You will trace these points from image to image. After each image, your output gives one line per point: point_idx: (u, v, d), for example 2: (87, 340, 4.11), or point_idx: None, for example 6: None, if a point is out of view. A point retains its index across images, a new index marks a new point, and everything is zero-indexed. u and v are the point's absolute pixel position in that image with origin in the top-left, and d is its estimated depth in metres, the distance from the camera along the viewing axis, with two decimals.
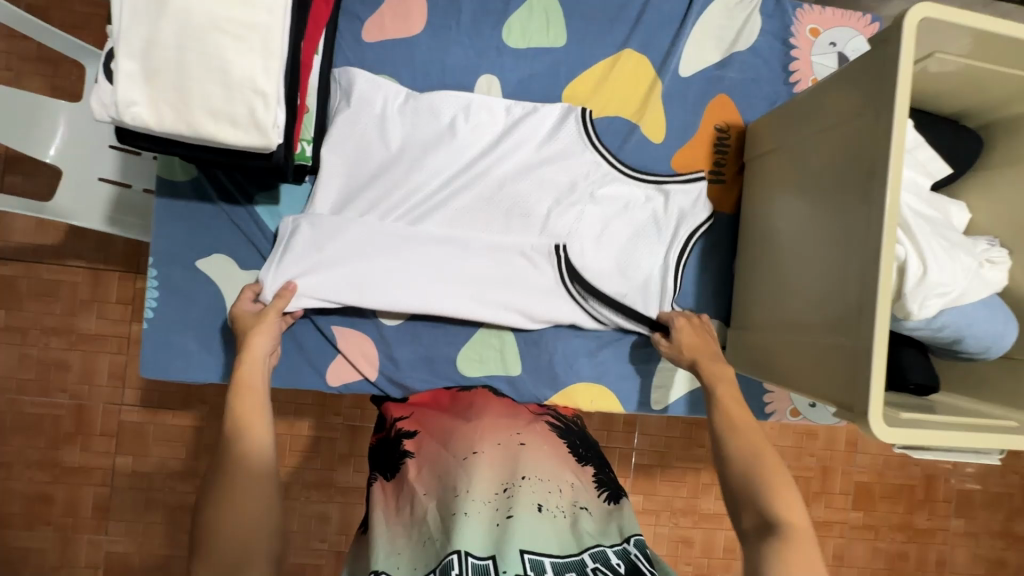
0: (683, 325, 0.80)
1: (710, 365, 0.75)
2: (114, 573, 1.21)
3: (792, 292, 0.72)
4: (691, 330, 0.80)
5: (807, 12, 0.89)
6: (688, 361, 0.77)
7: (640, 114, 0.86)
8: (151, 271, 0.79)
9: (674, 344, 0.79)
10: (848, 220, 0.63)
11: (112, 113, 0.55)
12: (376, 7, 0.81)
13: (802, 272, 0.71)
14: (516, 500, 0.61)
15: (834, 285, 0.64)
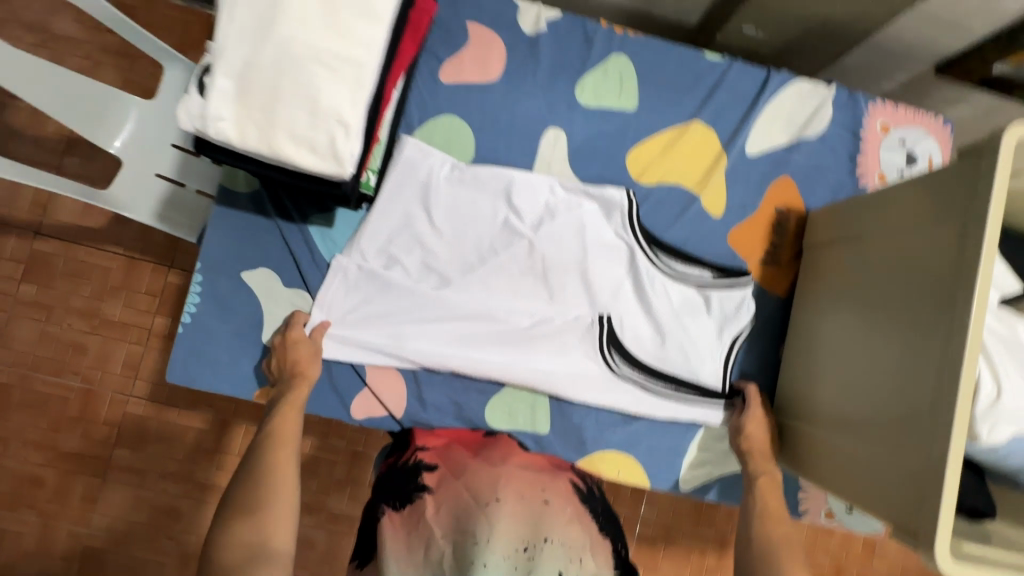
0: (757, 417, 0.78)
1: (762, 465, 0.76)
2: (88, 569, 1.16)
3: (842, 399, 0.69)
4: (763, 425, 0.78)
5: (879, 107, 0.88)
6: (740, 447, 0.77)
7: (703, 186, 0.85)
8: (197, 276, 0.78)
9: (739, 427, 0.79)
10: (917, 331, 0.61)
11: (200, 125, 0.56)
12: (457, 50, 0.83)
13: (855, 373, 0.68)
14: (538, 563, 0.57)
15: (896, 395, 0.62)
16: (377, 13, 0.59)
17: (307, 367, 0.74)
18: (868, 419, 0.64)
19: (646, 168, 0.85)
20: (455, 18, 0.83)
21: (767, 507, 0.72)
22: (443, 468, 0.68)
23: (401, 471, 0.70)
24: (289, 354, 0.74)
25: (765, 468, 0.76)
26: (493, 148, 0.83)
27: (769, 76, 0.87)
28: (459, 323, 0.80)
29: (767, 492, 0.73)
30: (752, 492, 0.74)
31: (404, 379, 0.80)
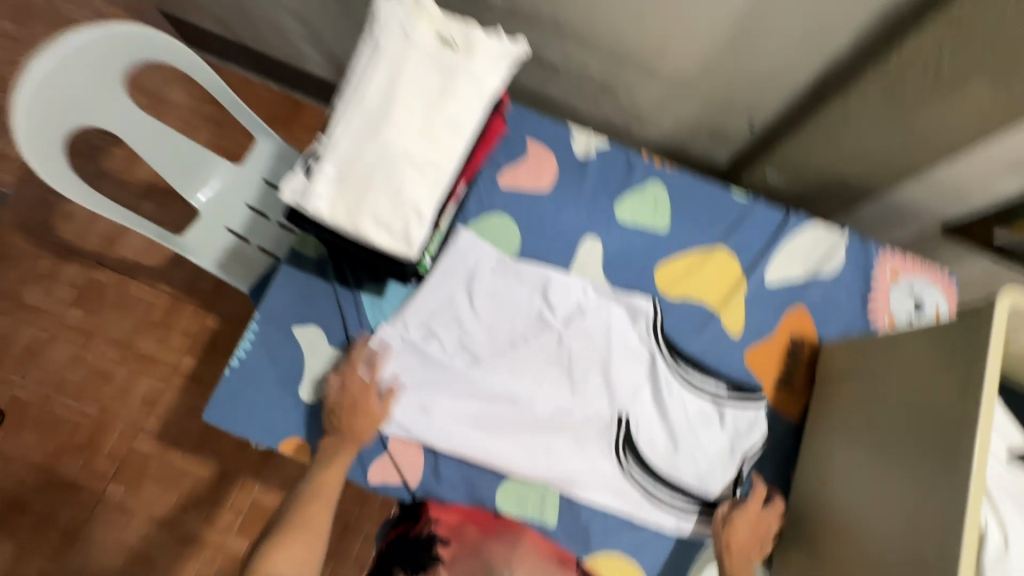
0: (748, 515, 0.79)
1: (736, 562, 0.78)
2: None
3: (850, 533, 0.70)
4: (750, 524, 0.79)
5: (889, 256, 0.96)
6: (721, 538, 0.79)
7: (722, 305, 0.92)
8: (253, 324, 0.85)
9: (728, 518, 0.80)
10: (922, 471, 0.63)
11: (300, 201, 0.66)
12: (516, 160, 0.95)
13: (864, 506, 0.70)
14: None
15: (902, 533, 0.63)
16: (462, 125, 0.68)
17: (366, 428, 0.79)
18: (877, 559, 0.65)
19: (673, 283, 0.93)
20: (518, 135, 0.96)
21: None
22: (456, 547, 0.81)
23: (419, 540, 0.82)
24: (357, 411, 0.79)
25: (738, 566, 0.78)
26: (536, 247, 0.93)
27: (789, 216, 0.96)
28: (483, 403, 0.84)
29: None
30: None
31: (422, 451, 0.83)
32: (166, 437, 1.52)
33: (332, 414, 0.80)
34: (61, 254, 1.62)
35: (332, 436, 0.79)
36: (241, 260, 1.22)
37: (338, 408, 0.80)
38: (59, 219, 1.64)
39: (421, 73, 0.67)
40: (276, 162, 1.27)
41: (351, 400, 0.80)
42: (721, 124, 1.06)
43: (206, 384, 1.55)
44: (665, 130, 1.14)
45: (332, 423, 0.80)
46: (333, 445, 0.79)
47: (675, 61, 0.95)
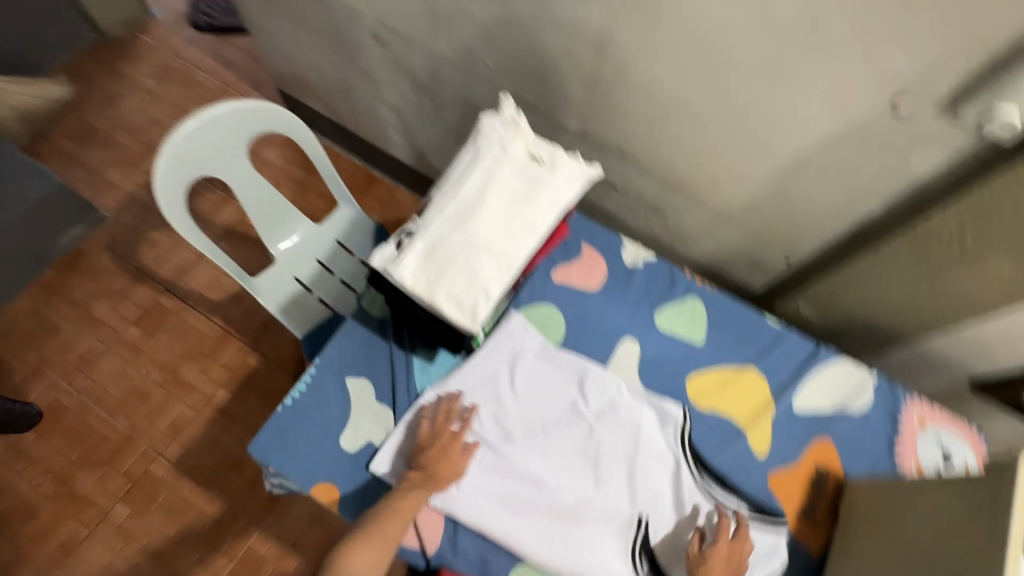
0: (720, 551, 0.81)
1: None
2: None
3: None
4: (724, 560, 0.81)
5: (917, 402, 0.98)
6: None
7: (750, 424, 0.96)
8: (312, 369, 0.92)
9: (701, 555, 0.81)
10: None
11: (389, 269, 0.76)
12: (570, 259, 1.06)
13: None
14: None
15: None
16: (538, 226, 0.79)
17: (447, 473, 0.85)
18: None
19: (705, 394, 0.98)
20: (574, 238, 1.08)
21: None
22: None
23: None
24: (444, 457, 0.85)
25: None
26: (578, 340, 1.00)
27: (819, 348, 1.01)
28: (509, 481, 0.87)
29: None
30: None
31: (444, 519, 0.86)
32: (183, 465, 1.55)
33: (423, 451, 0.85)
34: (135, 276, 1.77)
35: (414, 472, 0.83)
36: (302, 308, 1.34)
37: (432, 449, 0.85)
38: (145, 245, 1.82)
39: (510, 180, 0.80)
40: (350, 227, 1.42)
41: (445, 447, 0.85)
42: (759, 256, 1.16)
43: (232, 418, 1.60)
44: (706, 254, 1.25)
45: (419, 459, 0.84)
46: (415, 481, 0.83)
47: (724, 198, 1.08)
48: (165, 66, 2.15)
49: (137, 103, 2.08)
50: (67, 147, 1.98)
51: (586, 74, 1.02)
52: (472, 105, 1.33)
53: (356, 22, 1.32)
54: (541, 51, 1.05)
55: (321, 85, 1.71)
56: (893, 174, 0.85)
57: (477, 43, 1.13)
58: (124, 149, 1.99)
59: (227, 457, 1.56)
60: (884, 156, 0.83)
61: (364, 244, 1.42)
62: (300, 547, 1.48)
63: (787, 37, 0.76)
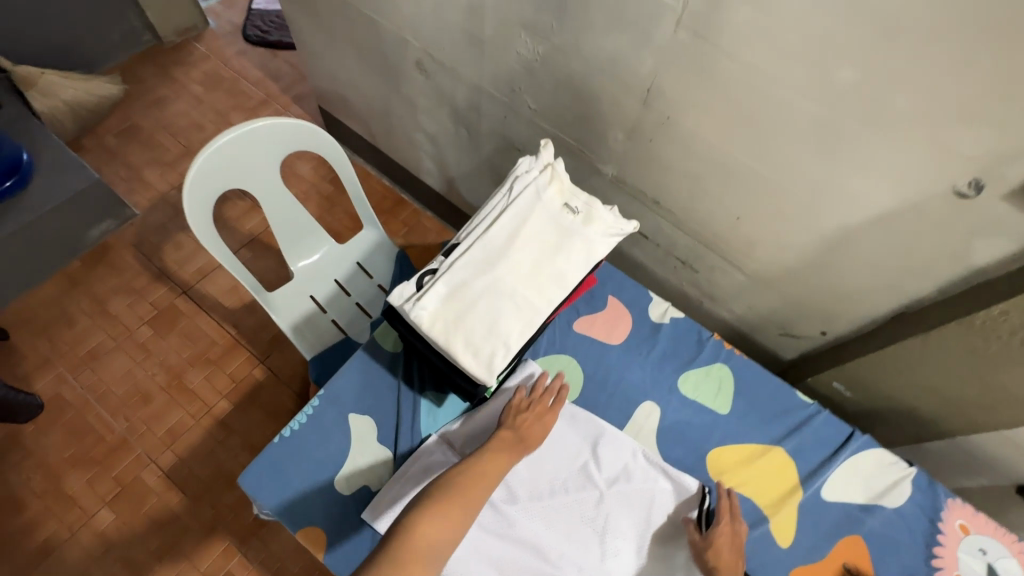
0: (725, 533, 0.81)
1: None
2: None
3: None
4: (730, 542, 0.80)
5: (956, 505, 0.90)
6: (708, 565, 0.78)
7: (773, 509, 0.88)
8: (314, 401, 0.88)
9: (707, 542, 0.80)
10: None
11: (407, 308, 0.72)
12: (595, 311, 1.01)
13: None
14: None
15: None
16: (567, 278, 0.75)
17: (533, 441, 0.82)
18: None
19: (726, 471, 0.91)
20: (601, 289, 1.03)
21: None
22: None
23: None
24: (537, 424, 0.83)
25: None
26: (595, 398, 0.95)
27: (853, 433, 0.94)
28: (508, 548, 0.81)
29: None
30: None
31: None
32: (173, 475, 1.50)
33: (517, 415, 0.83)
34: (156, 276, 1.78)
35: (508, 431, 0.81)
36: (314, 328, 1.30)
37: (527, 412, 0.84)
38: (169, 245, 1.83)
39: (543, 228, 0.76)
40: (373, 250, 1.40)
41: (540, 413, 0.84)
42: (792, 325, 1.10)
43: (230, 430, 1.57)
44: (735, 315, 1.19)
45: (513, 421, 0.82)
46: (505, 443, 0.79)
47: (760, 261, 1.03)
48: (214, 75, 2.22)
49: (183, 107, 2.13)
50: (110, 143, 2.03)
51: (628, 123, 1.00)
52: (508, 140, 1.32)
53: (402, 50, 1.34)
54: (584, 95, 1.03)
55: (361, 106, 1.73)
56: (949, 260, 0.79)
57: (521, 81, 1.13)
58: (164, 150, 2.03)
59: (220, 471, 1.52)
60: (940, 241, 0.78)
61: (384, 269, 1.40)
62: None
63: (845, 108, 0.72)
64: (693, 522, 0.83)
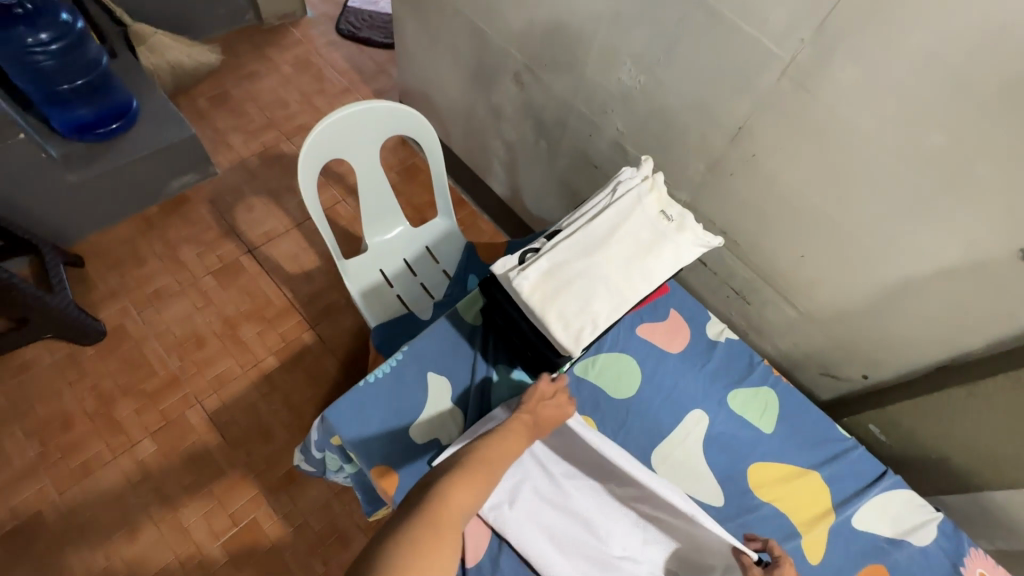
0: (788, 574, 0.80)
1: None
2: (66, 526, 1.40)
3: None
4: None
5: (978, 555, 0.94)
6: None
7: (806, 528, 0.94)
8: (398, 355, 0.97)
9: None
10: None
11: (511, 275, 0.82)
12: (657, 320, 1.09)
13: None
14: None
15: None
16: (654, 276, 0.84)
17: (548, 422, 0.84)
18: None
19: (764, 485, 0.97)
20: (665, 301, 1.12)
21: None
22: None
23: None
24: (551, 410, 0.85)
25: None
26: (650, 398, 1.02)
27: (885, 472, 1.00)
28: (560, 518, 0.87)
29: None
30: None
31: (491, 539, 0.86)
32: (215, 419, 1.58)
33: (540, 399, 0.85)
34: (225, 232, 1.88)
35: (527, 414, 0.83)
36: (380, 298, 1.39)
37: (549, 399, 0.85)
38: (242, 207, 1.94)
39: (640, 229, 0.86)
40: (442, 238, 1.50)
41: (563, 401, 0.86)
42: (835, 367, 1.17)
43: (274, 386, 1.64)
44: (778, 349, 1.26)
45: (531, 406, 0.84)
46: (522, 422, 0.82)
47: (815, 300, 1.11)
48: (304, 59, 2.37)
49: (271, 83, 2.28)
50: (201, 105, 2.17)
51: (711, 156, 1.10)
52: (586, 157, 1.42)
53: (503, 62, 1.46)
54: (674, 126, 1.13)
55: (444, 108, 1.85)
56: (1000, 319, 0.86)
57: (615, 105, 1.23)
58: (248, 119, 2.16)
59: (258, 423, 1.58)
60: (996, 302, 0.85)
61: (450, 256, 1.49)
62: (302, 531, 1.47)
63: (931, 167, 0.81)
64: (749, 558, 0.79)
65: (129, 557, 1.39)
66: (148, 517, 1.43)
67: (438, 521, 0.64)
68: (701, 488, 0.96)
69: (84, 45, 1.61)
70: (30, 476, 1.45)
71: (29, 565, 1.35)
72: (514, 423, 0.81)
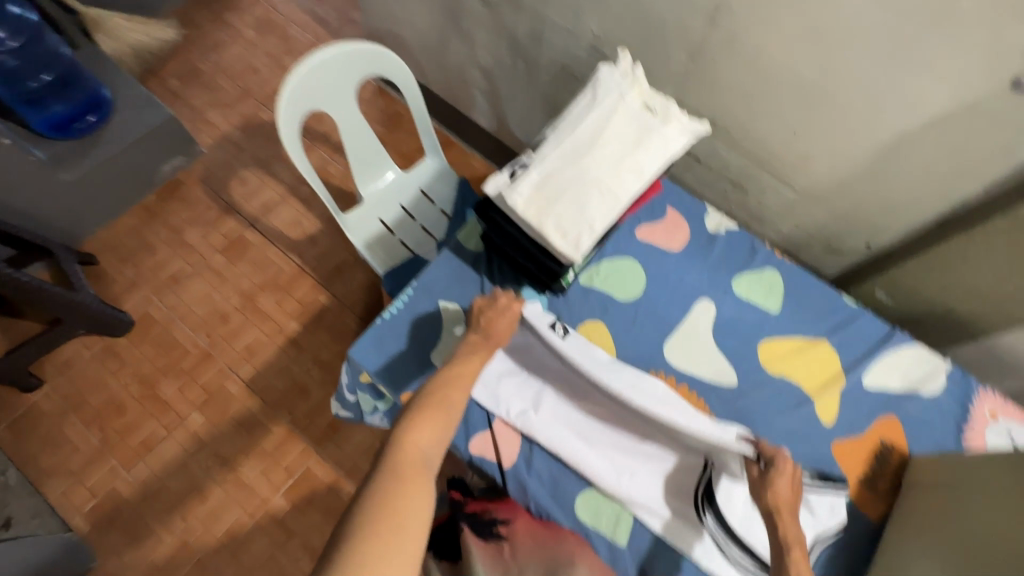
0: (784, 473, 0.76)
1: (788, 525, 0.74)
2: (142, 496, 1.53)
3: None
4: (788, 482, 0.76)
5: (987, 395, 0.98)
6: (766, 504, 0.76)
7: (818, 394, 0.98)
8: (409, 290, 1.00)
9: (764, 480, 0.77)
10: None
11: (504, 194, 0.83)
12: (655, 221, 1.10)
13: None
14: None
15: None
16: (643, 173, 0.86)
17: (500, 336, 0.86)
18: None
19: (776, 360, 1.01)
20: (660, 201, 1.12)
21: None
22: (517, 529, 0.88)
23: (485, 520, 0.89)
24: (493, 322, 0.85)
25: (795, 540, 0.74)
26: (655, 295, 1.05)
27: (893, 331, 1.03)
28: (579, 416, 0.93)
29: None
30: (784, 559, 0.73)
31: (522, 442, 0.92)
32: (255, 386, 1.67)
33: (482, 315, 0.86)
34: (224, 209, 1.90)
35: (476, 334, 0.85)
36: (384, 246, 1.41)
37: (490, 309, 0.86)
38: (235, 181, 1.95)
39: (624, 127, 0.88)
40: (435, 178, 1.50)
41: (503, 307, 0.86)
42: (839, 241, 1.18)
43: (301, 348, 1.72)
44: (779, 234, 1.28)
45: (478, 325, 0.85)
46: (473, 343, 0.84)
47: (813, 176, 1.10)
48: (266, 20, 2.28)
49: (238, 50, 2.21)
50: (173, 85, 2.13)
51: (692, 43, 1.06)
52: (567, 70, 1.38)
53: None
54: (650, 17, 1.08)
55: (415, 45, 1.79)
56: (999, 157, 0.86)
57: (587, 5, 1.18)
58: (222, 91, 2.12)
59: (293, 382, 1.67)
60: (992, 141, 0.85)
61: (445, 195, 1.49)
62: (354, 473, 1.58)
63: (919, 8, 0.77)
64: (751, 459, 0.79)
65: (204, 515, 1.52)
66: (211, 480, 1.55)
67: (404, 466, 0.65)
68: (716, 371, 1.00)
69: (42, 38, 1.55)
70: (98, 459, 1.57)
71: (118, 533, 1.50)
72: (468, 347, 0.83)
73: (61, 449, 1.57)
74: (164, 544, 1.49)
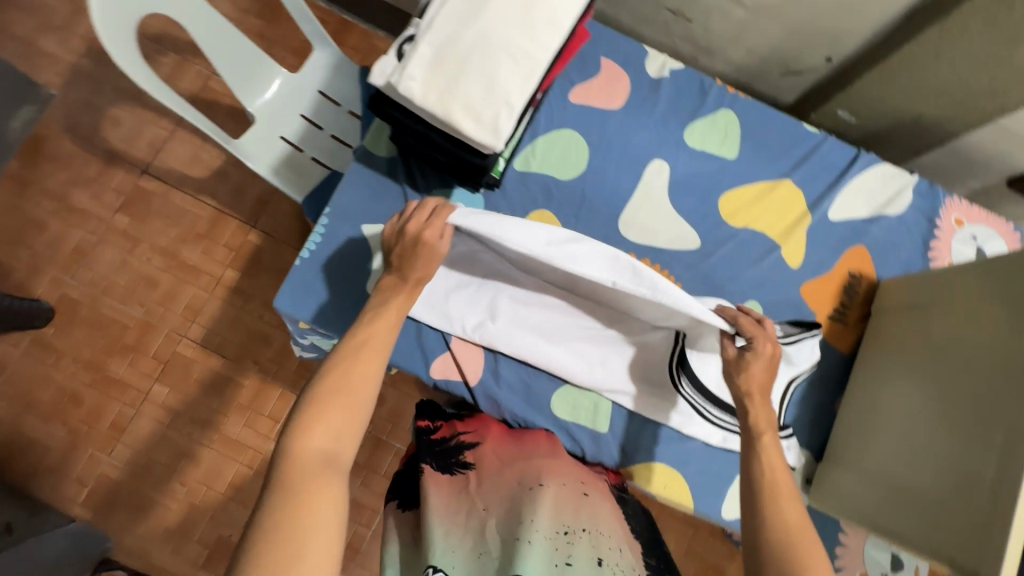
0: (764, 354, 0.73)
1: (760, 409, 0.72)
2: (133, 474, 1.52)
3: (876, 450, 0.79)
4: (765, 364, 0.73)
5: (954, 203, 0.94)
6: (738, 389, 0.73)
7: (784, 238, 0.93)
8: (324, 219, 0.87)
9: (742, 363, 0.73)
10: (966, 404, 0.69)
11: (394, 80, 0.67)
12: (589, 77, 0.94)
13: (905, 424, 0.77)
14: (576, 548, 0.64)
15: (929, 443, 0.72)
16: (560, 20, 0.69)
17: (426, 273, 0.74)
18: (901, 466, 0.74)
19: (738, 211, 0.93)
20: (592, 51, 0.95)
21: (791, 503, 0.64)
22: (484, 446, 0.82)
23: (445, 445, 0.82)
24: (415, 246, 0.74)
25: (766, 421, 0.72)
26: (602, 166, 0.93)
27: (857, 152, 0.95)
28: (540, 316, 0.87)
29: (784, 496, 0.64)
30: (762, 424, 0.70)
31: (485, 356, 0.87)
32: (210, 344, 1.57)
33: (395, 237, 0.76)
34: (107, 159, 1.63)
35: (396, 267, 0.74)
36: (295, 168, 1.21)
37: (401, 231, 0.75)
38: (107, 123, 1.64)
39: None
40: (332, 74, 1.27)
41: (417, 227, 0.74)
42: (796, 60, 1.05)
43: (246, 295, 1.59)
44: (730, 63, 1.13)
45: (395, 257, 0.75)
46: (392, 281, 0.73)
47: None
48: None
49: None
50: None
51: None
52: None
53: None
54: None
55: None
56: None
57: None
58: (48, 8, 1.69)
59: (250, 332, 1.58)
60: None
61: (350, 93, 1.28)
62: None
63: None
64: (727, 336, 0.75)
65: (202, 476, 1.52)
66: (197, 444, 1.53)
67: (299, 481, 0.56)
68: (678, 235, 0.93)
69: None
70: (73, 450, 1.51)
71: (122, 511, 1.50)
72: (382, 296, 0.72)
73: (29, 449, 1.51)
74: (172, 509, 1.51)
